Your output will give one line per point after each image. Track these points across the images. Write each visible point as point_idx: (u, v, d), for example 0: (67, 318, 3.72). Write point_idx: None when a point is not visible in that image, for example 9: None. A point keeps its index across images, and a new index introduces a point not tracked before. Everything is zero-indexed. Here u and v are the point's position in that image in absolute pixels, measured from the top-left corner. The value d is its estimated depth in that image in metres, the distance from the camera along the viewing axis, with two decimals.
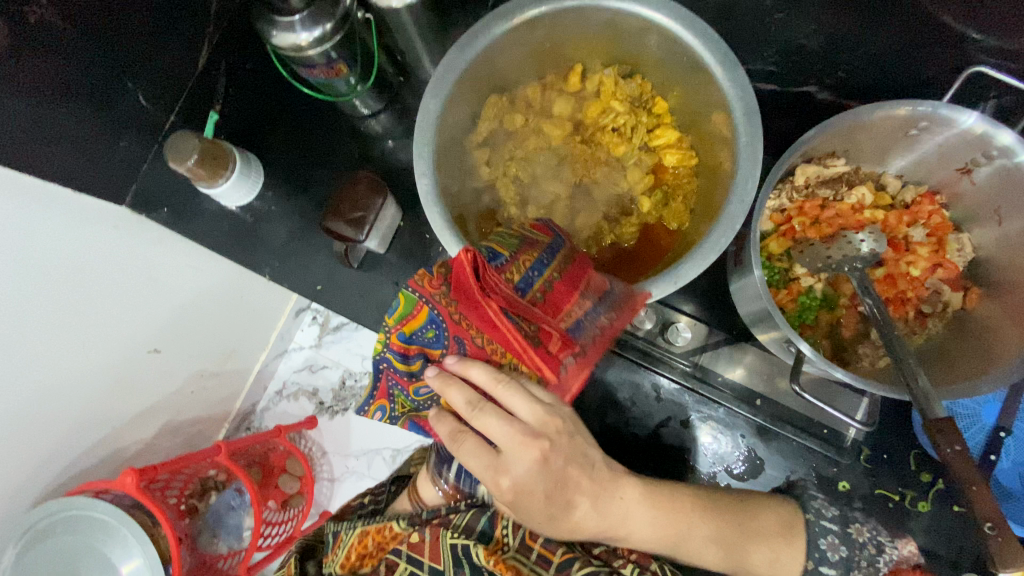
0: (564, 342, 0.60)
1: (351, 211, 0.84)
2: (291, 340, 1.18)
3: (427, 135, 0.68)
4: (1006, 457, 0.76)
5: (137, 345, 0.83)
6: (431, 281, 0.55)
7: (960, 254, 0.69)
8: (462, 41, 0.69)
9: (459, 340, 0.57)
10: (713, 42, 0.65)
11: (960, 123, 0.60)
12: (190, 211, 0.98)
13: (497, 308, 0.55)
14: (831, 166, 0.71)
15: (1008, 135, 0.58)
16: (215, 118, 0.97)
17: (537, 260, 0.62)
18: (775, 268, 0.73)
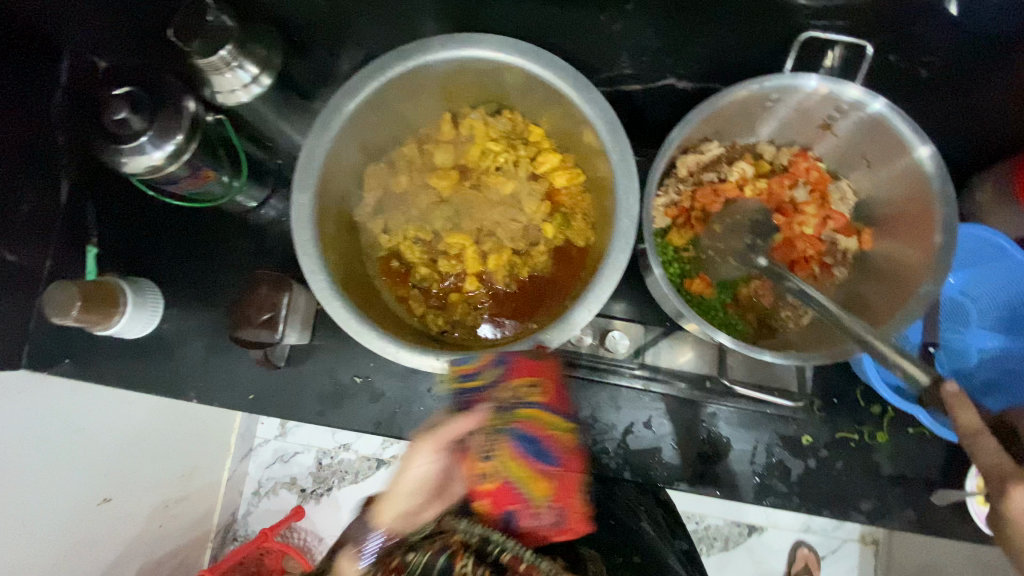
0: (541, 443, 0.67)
1: (259, 313, 0.80)
2: (254, 437, 1.25)
3: (307, 230, 0.64)
4: (942, 369, 0.80)
5: (89, 497, 0.85)
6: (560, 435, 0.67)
7: (845, 202, 0.73)
8: (315, 128, 0.65)
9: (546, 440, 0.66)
10: (561, 69, 0.66)
11: (805, 88, 0.63)
12: (91, 354, 0.90)
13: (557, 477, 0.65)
14: (706, 151, 0.73)
15: (857, 90, 0.61)
16: (94, 252, 0.90)
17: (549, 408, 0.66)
18: (685, 259, 0.75)
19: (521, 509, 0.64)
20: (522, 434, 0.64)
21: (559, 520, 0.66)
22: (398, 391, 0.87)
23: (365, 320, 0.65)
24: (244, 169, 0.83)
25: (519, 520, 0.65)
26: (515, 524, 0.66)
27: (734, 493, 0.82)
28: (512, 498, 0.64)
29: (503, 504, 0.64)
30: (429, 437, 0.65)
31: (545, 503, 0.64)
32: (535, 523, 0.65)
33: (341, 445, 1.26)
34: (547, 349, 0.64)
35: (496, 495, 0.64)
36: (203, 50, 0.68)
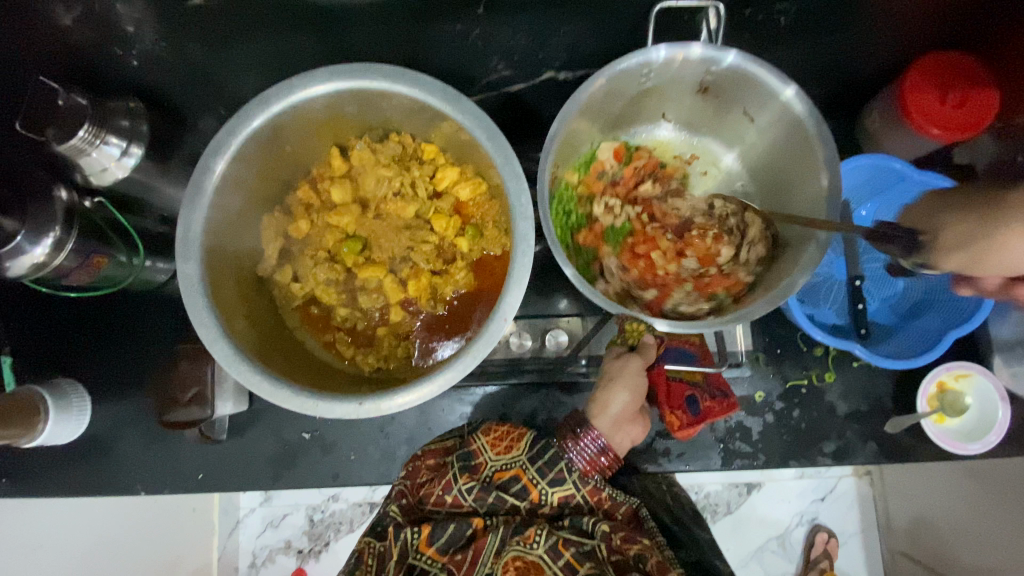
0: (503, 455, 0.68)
1: (184, 392, 0.77)
2: (238, 508, 1.11)
3: (201, 300, 0.62)
4: (870, 302, 0.83)
5: None
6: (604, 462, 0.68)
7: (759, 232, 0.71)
8: (189, 194, 0.63)
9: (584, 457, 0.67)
10: (428, 86, 0.66)
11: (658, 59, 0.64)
12: (22, 469, 0.84)
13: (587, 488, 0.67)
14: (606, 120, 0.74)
15: (708, 49, 0.62)
16: (10, 361, 0.81)
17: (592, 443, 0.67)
18: (580, 211, 0.75)
19: (697, 393, 0.71)
20: (681, 351, 0.75)
21: (725, 394, 0.72)
22: (351, 436, 0.86)
23: (278, 379, 0.63)
24: (139, 245, 0.80)
25: (699, 405, 0.71)
26: (695, 414, 0.71)
27: (701, 464, 0.81)
28: (683, 388, 0.72)
29: (679, 397, 0.71)
30: (619, 379, 0.69)
31: (703, 380, 0.73)
32: (690, 414, 0.71)
33: (331, 497, 1.12)
34: (471, 368, 0.62)
35: (668, 389, 0.72)
36: (60, 136, 0.65)
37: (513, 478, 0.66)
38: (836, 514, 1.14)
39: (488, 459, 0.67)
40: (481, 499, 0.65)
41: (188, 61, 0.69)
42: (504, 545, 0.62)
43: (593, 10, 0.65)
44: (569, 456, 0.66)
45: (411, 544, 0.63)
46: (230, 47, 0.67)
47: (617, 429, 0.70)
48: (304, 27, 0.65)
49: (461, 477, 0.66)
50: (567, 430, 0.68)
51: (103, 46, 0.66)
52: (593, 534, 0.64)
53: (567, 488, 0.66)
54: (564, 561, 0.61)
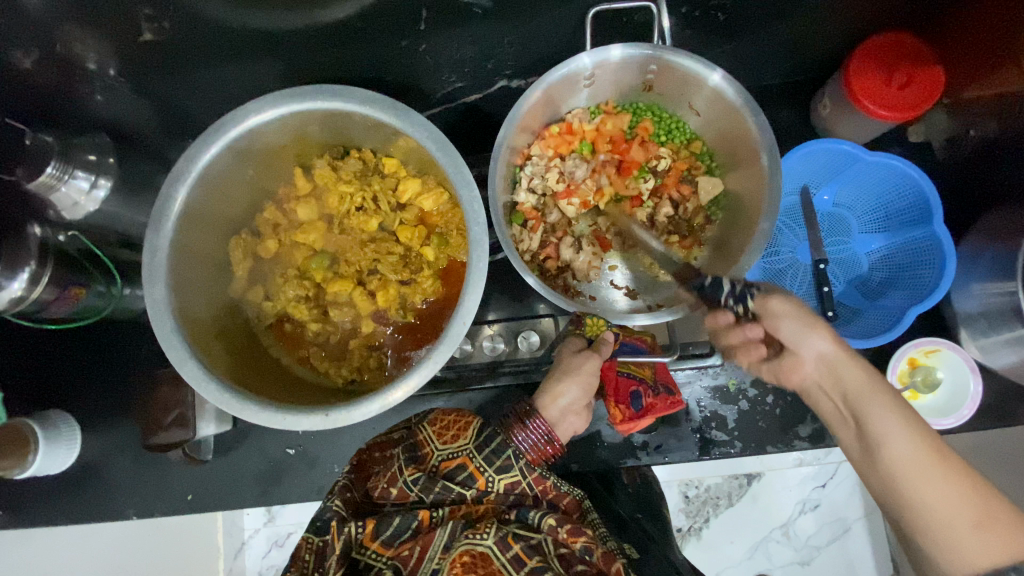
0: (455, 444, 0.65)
1: (165, 415, 0.79)
2: None
3: (169, 322, 0.64)
4: (838, 283, 0.83)
5: None
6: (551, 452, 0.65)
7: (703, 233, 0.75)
8: (153, 221, 0.65)
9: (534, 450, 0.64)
10: (378, 102, 0.68)
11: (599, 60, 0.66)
12: (18, 501, 0.86)
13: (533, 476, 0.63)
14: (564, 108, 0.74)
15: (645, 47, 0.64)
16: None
17: (543, 435, 0.65)
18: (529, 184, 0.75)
19: (642, 390, 0.72)
20: (630, 346, 0.75)
21: (669, 391, 0.74)
22: (334, 450, 0.87)
23: (247, 395, 0.64)
24: (115, 272, 0.82)
25: (643, 402, 0.72)
26: (638, 409, 0.72)
27: (679, 455, 0.82)
28: (630, 383, 0.73)
29: (625, 391, 0.72)
30: (574, 373, 0.68)
31: (651, 377, 0.74)
32: (633, 409, 0.72)
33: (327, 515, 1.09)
34: (433, 373, 0.64)
35: (616, 383, 0.73)
36: (30, 173, 0.69)
37: (459, 466, 0.62)
38: (838, 500, 1.13)
39: (435, 449, 0.64)
40: (427, 490, 0.61)
41: (149, 95, 0.71)
42: (454, 541, 0.58)
43: (533, 19, 0.67)
44: (519, 444, 0.64)
45: (354, 539, 0.58)
46: (187, 78, 0.69)
47: (564, 418, 0.68)
48: (254, 54, 0.67)
49: (406, 468, 0.62)
50: (514, 419, 0.66)
51: (63, 87, 0.67)
52: (542, 528, 0.60)
53: (514, 475, 0.62)
54: (512, 555, 0.56)
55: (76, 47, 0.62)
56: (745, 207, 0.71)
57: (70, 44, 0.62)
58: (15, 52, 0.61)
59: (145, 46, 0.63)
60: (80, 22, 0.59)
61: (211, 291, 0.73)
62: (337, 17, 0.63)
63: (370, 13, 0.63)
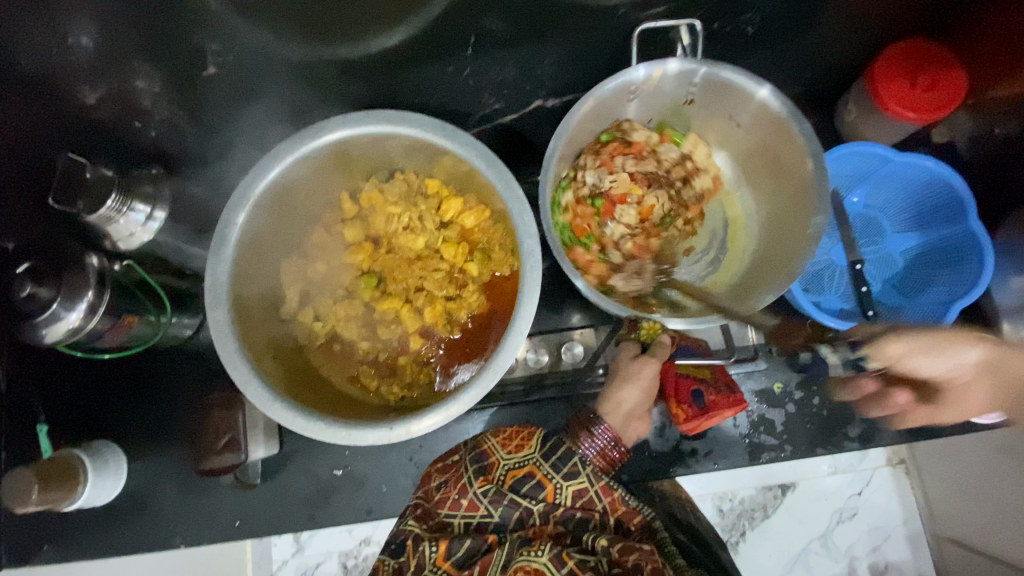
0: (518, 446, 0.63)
1: (217, 439, 0.80)
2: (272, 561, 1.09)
3: (232, 344, 0.66)
4: (875, 283, 0.84)
5: None
6: (615, 461, 0.64)
7: None
8: (214, 246, 0.67)
9: (602, 459, 0.64)
10: (427, 124, 0.70)
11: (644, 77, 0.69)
12: (66, 532, 0.86)
13: (603, 483, 0.60)
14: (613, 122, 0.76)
15: (689, 63, 0.67)
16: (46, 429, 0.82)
17: (612, 440, 0.64)
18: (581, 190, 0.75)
19: (704, 387, 0.71)
20: (685, 348, 0.75)
21: (729, 389, 0.72)
22: (381, 470, 0.87)
23: (310, 413, 0.65)
24: (166, 302, 0.83)
25: (704, 399, 0.71)
26: (701, 407, 0.71)
27: (730, 461, 0.82)
28: (689, 382, 0.72)
29: (686, 391, 0.71)
30: (632, 378, 0.68)
31: (710, 375, 0.74)
32: (695, 407, 0.70)
33: (363, 541, 1.08)
34: (492, 384, 0.65)
35: (677, 383, 0.72)
36: (91, 207, 0.70)
37: (527, 475, 0.61)
38: (875, 507, 1.12)
39: (500, 458, 0.63)
40: (497, 502, 0.58)
41: (203, 126, 0.74)
42: (512, 559, 0.54)
43: (572, 40, 0.71)
44: (586, 451, 0.63)
45: (427, 559, 0.55)
46: (241, 109, 0.72)
47: (628, 425, 0.68)
48: (307, 84, 0.71)
49: (475, 479, 0.60)
50: (578, 426, 0.65)
51: (122, 121, 0.70)
52: (596, 549, 0.56)
53: (582, 482, 0.60)
54: (568, 570, 0.52)
55: (139, 82, 0.65)
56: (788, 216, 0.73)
57: (134, 80, 0.65)
58: (83, 88, 0.64)
59: (205, 79, 0.66)
60: (147, 58, 0.62)
61: (264, 315, 0.75)
62: (389, 45, 0.66)
63: (422, 40, 0.66)
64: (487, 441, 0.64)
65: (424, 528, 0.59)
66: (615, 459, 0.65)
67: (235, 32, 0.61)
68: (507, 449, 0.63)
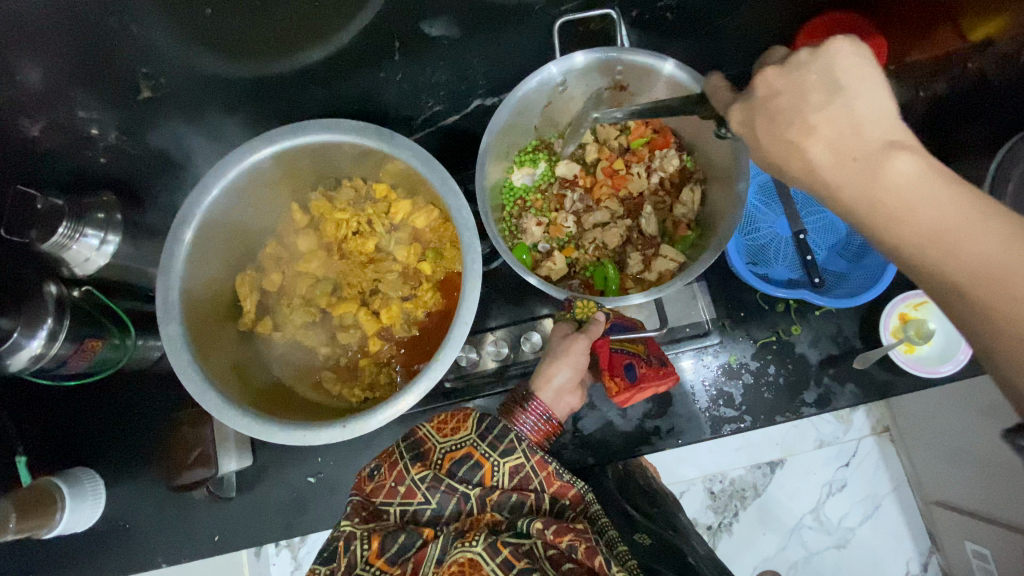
0: (456, 420, 0.66)
1: (187, 454, 0.84)
2: None
3: (186, 358, 0.67)
4: (819, 251, 0.87)
5: None
6: (546, 433, 0.68)
7: (689, 204, 0.78)
8: (163, 264, 0.69)
9: (533, 432, 0.67)
10: (363, 129, 0.72)
11: (562, 69, 0.71)
12: (50, 560, 0.88)
13: (536, 458, 0.63)
14: (543, 120, 0.80)
15: (599, 53, 0.69)
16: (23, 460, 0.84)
17: (543, 415, 0.67)
18: (517, 189, 0.83)
19: (635, 361, 0.72)
20: (618, 324, 0.74)
21: (662, 363, 0.73)
22: (355, 473, 0.89)
23: (267, 418, 0.67)
24: (129, 325, 0.85)
25: (636, 372, 0.71)
26: (633, 380, 0.71)
27: (693, 436, 0.83)
28: (623, 356, 0.72)
29: (619, 364, 0.71)
30: (564, 356, 0.70)
31: (644, 351, 0.74)
32: (628, 379, 0.71)
33: None
34: (441, 376, 0.66)
35: (611, 357, 0.72)
36: (43, 235, 0.71)
37: (464, 456, 0.62)
38: (862, 476, 1.13)
39: (437, 443, 0.64)
40: (434, 488, 0.59)
41: (151, 150, 0.76)
42: (447, 553, 0.54)
43: (499, 37, 0.73)
44: (521, 427, 0.66)
45: (359, 558, 0.55)
46: (183, 129, 0.74)
47: (561, 399, 0.70)
48: (244, 101, 0.73)
49: (412, 466, 0.61)
50: (513, 406, 0.69)
51: (69, 152, 0.72)
52: (530, 533, 0.56)
53: (518, 458, 0.62)
54: (502, 559, 0.52)
55: (80, 112, 0.68)
56: (722, 186, 0.74)
57: (75, 110, 0.67)
58: (25, 122, 0.66)
59: (143, 102, 0.69)
60: (84, 87, 0.64)
61: (223, 329, 0.76)
62: (319, 58, 0.69)
63: (349, 48, 0.68)
64: (432, 432, 0.66)
65: (359, 518, 0.59)
66: (546, 433, 0.68)
67: (163, 54, 0.63)
68: (440, 439, 0.65)
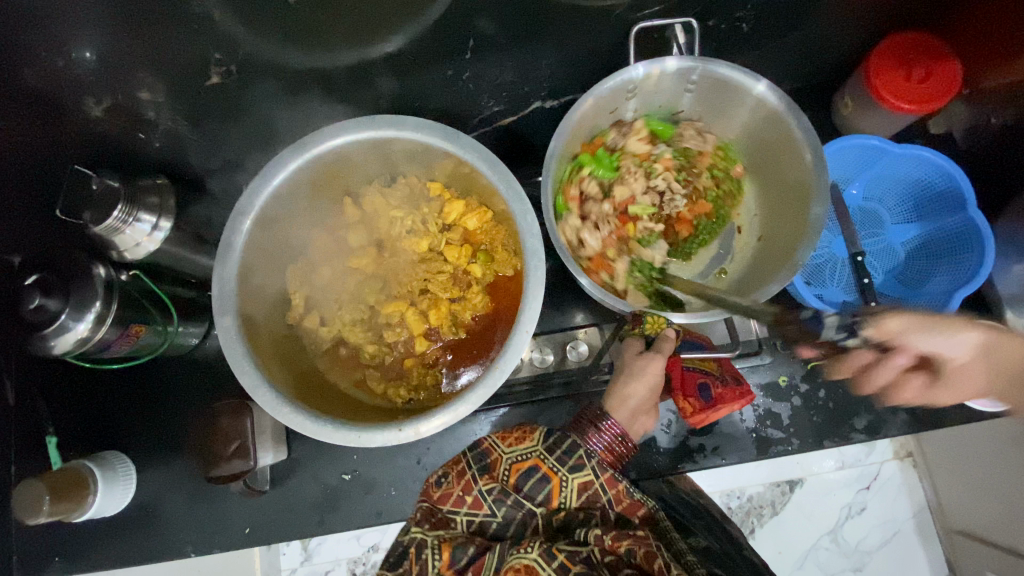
0: (520, 434, 0.65)
1: (226, 446, 0.81)
2: None
3: (240, 350, 0.66)
4: (878, 274, 0.85)
5: None
6: (618, 452, 0.65)
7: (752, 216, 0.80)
8: (220, 254, 0.68)
9: (607, 449, 0.64)
10: (428, 127, 0.71)
11: (643, 74, 0.70)
12: (78, 543, 0.87)
13: (608, 474, 0.61)
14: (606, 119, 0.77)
15: (683, 61, 0.68)
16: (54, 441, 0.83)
17: (616, 432, 0.64)
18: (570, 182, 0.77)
19: (709, 380, 0.71)
20: (692, 344, 0.75)
21: (737, 380, 0.73)
22: (389, 474, 0.88)
23: (319, 417, 0.65)
24: (171, 310, 0.83)
25: (711, 392, 0.71)
26: (707, 400, 0.71)
27: (737, 456, 0.82)
28: (696, 375, 0.72)
29: (692, 384, 0.71)
30: (638, 374, 0.68)
31: (715, 368, 0.74)
32: (703, 400, 0.71)
33: (376, 548, 1.07)
34: (500, 382, 0.65)
35: (682, 377, 0.73)
36: (96, 218, 0.70)
37: (532, 469, 0.61)
38: (886, 502, 1.11)
39: (503, 453, 0.64)
40: (501, 501, 0.59)
41: (207, 136, 0.75)
42: (503, 561, 0.54)
43: (570, 40, 0.71)
44: (593, 446, 0.63)
45: (430, 568, 0.56)
46: (244, 116, 0.73)
47: (634, 421, 0.68)
48: (310, 92, 0.72)
49: (480, 477, 0.61)
50: (587, 422, 0.66)
51: (127, 133, 0.71)
52: (587, 541, 0.56)
53: (587, 475, 0.61)
54: (558, 566, 0.53)
55: (144, 94, 0.66)
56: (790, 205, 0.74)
57: (139, 92, 0.66)
58: (89, 102, 0.65)
59: (209, 88, 0.67)
60: (153, 70, 0.63)
61: (272, 322, 0.75)
62: (390, 52, 0.67)
63: (422, 43, 0.67)
64: (495, 445, 0.64)
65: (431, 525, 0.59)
66: (620, 452, 0.65)
67: (236, 42, 0.62)
68: (504, 448, 0.64)
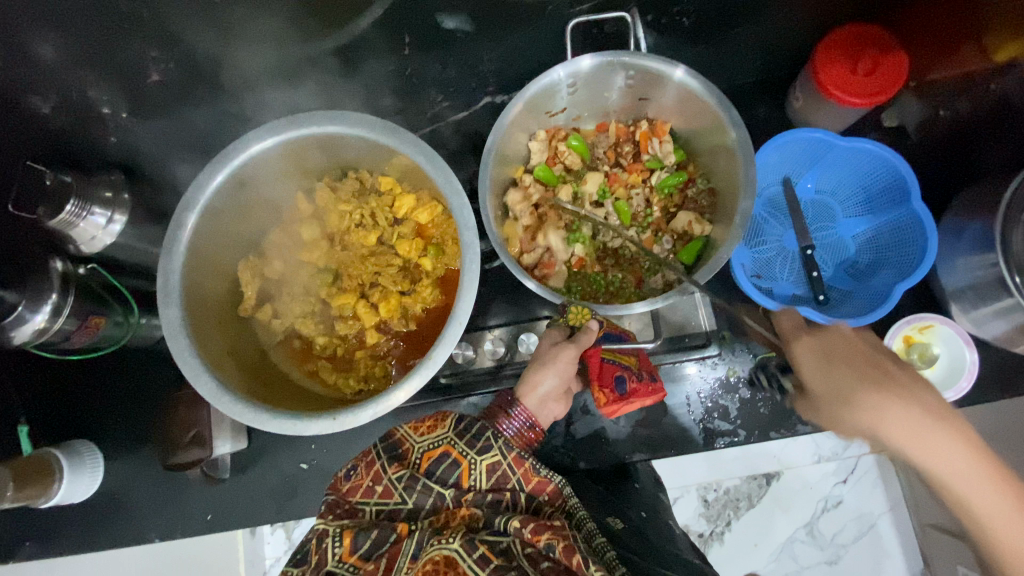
0: (433, 423, 0.66)
1: (184, 434, 0.83)
2: None
3: (183, 340, 0.68)
4: (825, 267, 0.85)
5: None
6: (527, 439, 0.68)
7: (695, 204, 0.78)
8: (165, 247, 0.69)
9: (516, 436, 0.66)
10: (368, 122, 0.72)
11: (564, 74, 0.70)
12: (47, 527, 0.90)
13: (515, 456, 0.63)
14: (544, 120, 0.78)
15: (601, 59, 0.69)
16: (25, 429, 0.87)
17: (524, 419, 0.67)
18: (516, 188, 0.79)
19: (627, 373, 0.71)
20: (612, 335, 0.75)
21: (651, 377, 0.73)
22: (346, 463, 0.89)
23: (258, 405, 0.67)
24: (133, 302, 0.85)
25: (626, 385, 0.71)
26: (622, 393, 0.71)
27: (683, 447, 0.83)
28: (614, 367, 0.72)
29: (609, 374, 0.71)
30: (552, 364, 0.69)
31: (635, 363, 0.74)
32: (618, 392, 0.70)
33: None
34: (433, 372, 0.66)
35: (600, 367, 0.71)
36: (50, 212, 0.72)
37: (442, 455, 0.63)
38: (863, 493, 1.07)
39: (415, 443, 0.65)
40: (411, 488, 0.59)
41: (159, 132, 0.76)
42: (421, 549, 0.54)
43: None
44: (503, 431, 0.66)
45: (330, 556, 0.55)
46: (193, 112, 0.75)
47: (544, 407, 0.70)
48: (256, 88, 0.74)
49: (390, 466, 0.61)
50: (496, 411, 0.69)
51: (81, 129, 0.74)
52: (508, 531, 0.56)
53: (495, 455, 0.62)
54: (478, 557, 0.53)
55: None
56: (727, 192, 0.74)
57: None
58: None
59: None
60: None
61: (222, 314, 0.77)
62: None
63: None
64: (415, 434, 0.65)
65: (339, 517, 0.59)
66: (528, 438, 0.68)
67: None
68: (414, 436, 0.65)
